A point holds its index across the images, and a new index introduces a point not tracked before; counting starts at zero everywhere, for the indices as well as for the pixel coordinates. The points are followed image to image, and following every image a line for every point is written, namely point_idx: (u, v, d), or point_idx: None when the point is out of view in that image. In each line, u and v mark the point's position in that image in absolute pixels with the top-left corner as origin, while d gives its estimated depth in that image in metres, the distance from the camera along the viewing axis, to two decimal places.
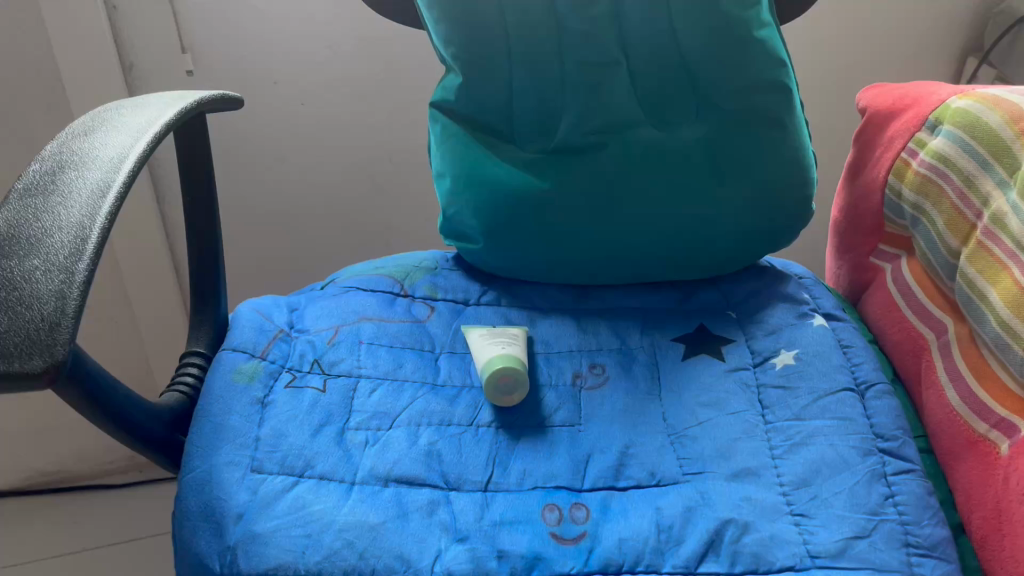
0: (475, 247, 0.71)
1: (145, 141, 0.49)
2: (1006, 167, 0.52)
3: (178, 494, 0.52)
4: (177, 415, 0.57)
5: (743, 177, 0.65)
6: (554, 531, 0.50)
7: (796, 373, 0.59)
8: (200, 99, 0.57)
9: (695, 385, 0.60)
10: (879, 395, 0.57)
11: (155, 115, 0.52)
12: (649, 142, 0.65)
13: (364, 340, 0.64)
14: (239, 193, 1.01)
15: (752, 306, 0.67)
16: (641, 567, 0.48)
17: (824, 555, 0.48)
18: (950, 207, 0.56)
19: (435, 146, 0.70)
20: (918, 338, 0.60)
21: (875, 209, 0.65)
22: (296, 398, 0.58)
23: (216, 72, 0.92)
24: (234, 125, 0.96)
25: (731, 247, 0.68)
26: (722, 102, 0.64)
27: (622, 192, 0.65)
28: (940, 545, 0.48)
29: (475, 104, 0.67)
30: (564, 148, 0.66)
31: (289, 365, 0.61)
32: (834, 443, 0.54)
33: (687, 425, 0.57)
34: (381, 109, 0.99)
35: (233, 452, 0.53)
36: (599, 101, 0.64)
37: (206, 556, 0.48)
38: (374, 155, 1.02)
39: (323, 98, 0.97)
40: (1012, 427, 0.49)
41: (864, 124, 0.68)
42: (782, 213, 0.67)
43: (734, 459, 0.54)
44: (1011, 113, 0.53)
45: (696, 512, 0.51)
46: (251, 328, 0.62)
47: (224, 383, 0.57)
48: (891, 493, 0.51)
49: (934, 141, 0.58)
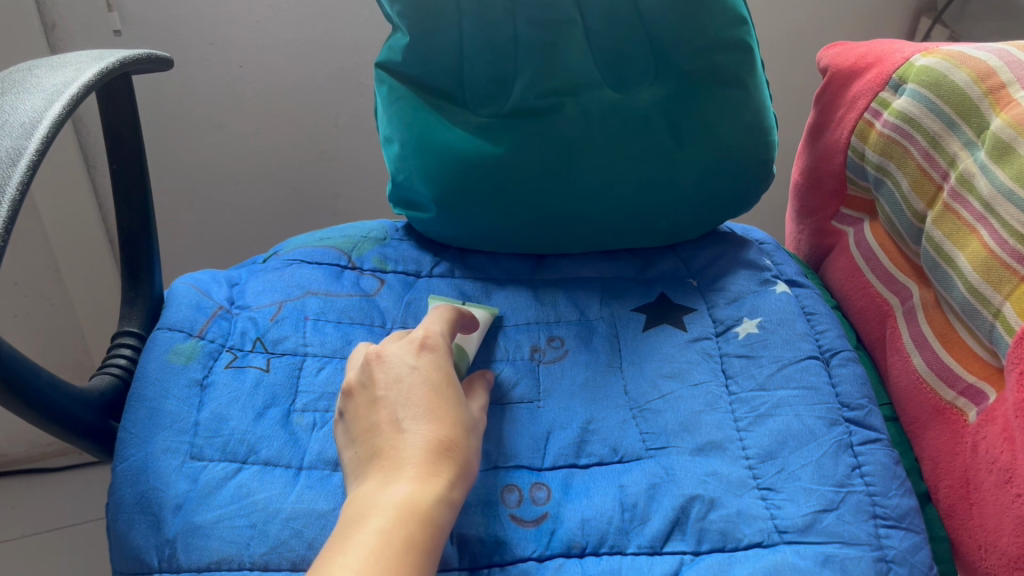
0: (427, 216, 0.68)
1: (61, 104, 0.44)
2: (973, 127, 0.51)
3: (111, 485, 0.48)
4: (109, 401, 0.53)
5: (704, 139, 0.63)
6: (514, 513, 0.48)
7: (759, 341, 0.58)
8: (122, 59, 0.52)
9: (657, 356, 0.58)
10: (844, 363, 0.56)
11: (72, 76, 0.48)
12: (607, 103, 0.62)
13: (310, 316, 0.60)
14: (176, 161, 0.95)
15: (713, 273, 0.65)
16: (605, 549, 0.46)
17: (792, 529, 0.46)
18: (915, 169, 0.55)
19: (381, 108, 0.67)
20: (882, 304, 0.59)
21: (838, 171, 0.64)
22: (237, 379, 0.54)
23: (146, 32, 0.86)
24: (167, 88, 0.90)
25: (692, 212, 0.66)
26: (680, 62, 0.61)
27: (580, 157, 0.62)
28: (908, 515, 0.47)
29: (423, 65, 0.63)
30: (518, 111, 0.62)
31: (229, 344, 0.57)
32: (800, 413, 0.52)
33: (650, 398, 0.55)
34: (324, 71, 0.94)
35: (170, 438, 0.50)
36: (554, 61, 0.61)
37: (143, 550, 0.45)
38: (318, 120, 0.98)
39: (262, 61, 0.91)
40: (980, 393, 0.48)
41: (825, 83, 0.66)
42: (746, 175, 0.65)
43: (697, 433, 0.52)
44: (978, 71, 0.51)
45: (661, 489, 0.49)
46: (187, 305, 0.59)
47: (159, 364, 0.53)
48: (857, 464, 0.49)
49: (897, 101, 0.57)
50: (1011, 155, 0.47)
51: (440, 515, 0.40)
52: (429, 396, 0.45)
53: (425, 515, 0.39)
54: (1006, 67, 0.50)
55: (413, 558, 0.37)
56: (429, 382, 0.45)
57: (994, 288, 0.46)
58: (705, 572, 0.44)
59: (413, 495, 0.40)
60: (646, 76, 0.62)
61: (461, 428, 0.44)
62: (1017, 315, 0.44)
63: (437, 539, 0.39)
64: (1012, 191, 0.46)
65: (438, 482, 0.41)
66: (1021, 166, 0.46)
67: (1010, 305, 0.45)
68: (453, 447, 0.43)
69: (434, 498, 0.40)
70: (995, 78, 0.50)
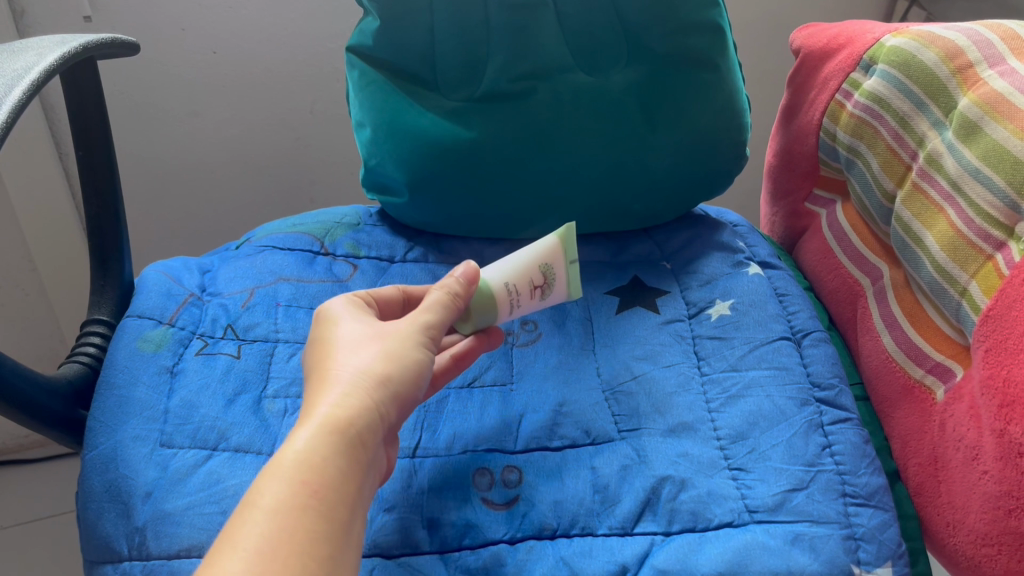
0: (399, 200, 0.68)
1: (21, 88, 0.43)
2: (941, 106, 0.51)
3: (80, 474, 0.48)
4: (78, 389, 0.53)
5: (676, 122, 0.63)
6: (485, 496, 0.48)
7: (731, 323, 0.58)
8: (86, 44, 0.52)
9: (630, 339, 0.58)
10: (815, 343, 0.56)
11: (34, 61, 0.47)
12: (580, 87, 0.61)
13: (282, 302, 0.60)
14: (149, 148, 0.93)
15: (686, 256, 0.65)
16: (576, 530, 0.46)
17: (762, 509, 0.46)
18: (885, 149, 0.55)
19: (353, 93, 0.66)
20: (854, 285, 0.59)
21: (810, 153, 0.64)
22: (207, 366, 0.54)
23: (116, 16, 0.84)
24: (139, 76, 0.88)
25: (665, 195, 0.66)
26: (653, 45, 0.61)
27: (552, 139, 0.62)
28: (877, 493, 0.48)
29: (394, 50, 0.62)
30: (490, 95, 0.62)
31: (200, 332, 0.57)
32: (771, 394, 0.52)
33: (622, 380, 0.55)
34: (299, 56, 0.92)
35: (140, 426, 0.49)
36: (526, 44, 0.61)
37: (113, 539, 0.45)
38: (294, 107, 0.96)
39: (236, 46, 0.89)
40: (948, 372, 0.48)
41: (798, 64, 0.66)
42: (718, 157, 0.65)
43: (669, 415, 0.52)
44: (946, 51, 0.51)
45: (632, 471, 0.49)
46: (157, 293, 0.58)
47: (128, 352, 0.53)
48: (827, 443, 0.50)
49: (867, 81, 0.57)
50: (978, 134, 0.47)
51: (332, 453, 0.35)
52: (318, 354, 0.42)
53: (303, 461, 0.34)
54: (974, 46, 0.50)
55: (300, 511, 0.32)
56: (325, 334, 0.44)
57: (961, 267, 0.47)
58: (675, 551, 0.44)
59: (301, 441, 0.35)
60: (618, 59, 0.62)
61: (350, 355, 0.41)
62: (983, 294, 0.45)
63: (331, 478, 0.34)
64: (978, 169, 0.46)
65: (316, 422, 0.36)
66: (987, 144, 0.46)
67: (977, 284, 0.45)
68: (332, 384, 0.38)
69: (319, 440, 0.35)
70: (964, 57, 0.50)
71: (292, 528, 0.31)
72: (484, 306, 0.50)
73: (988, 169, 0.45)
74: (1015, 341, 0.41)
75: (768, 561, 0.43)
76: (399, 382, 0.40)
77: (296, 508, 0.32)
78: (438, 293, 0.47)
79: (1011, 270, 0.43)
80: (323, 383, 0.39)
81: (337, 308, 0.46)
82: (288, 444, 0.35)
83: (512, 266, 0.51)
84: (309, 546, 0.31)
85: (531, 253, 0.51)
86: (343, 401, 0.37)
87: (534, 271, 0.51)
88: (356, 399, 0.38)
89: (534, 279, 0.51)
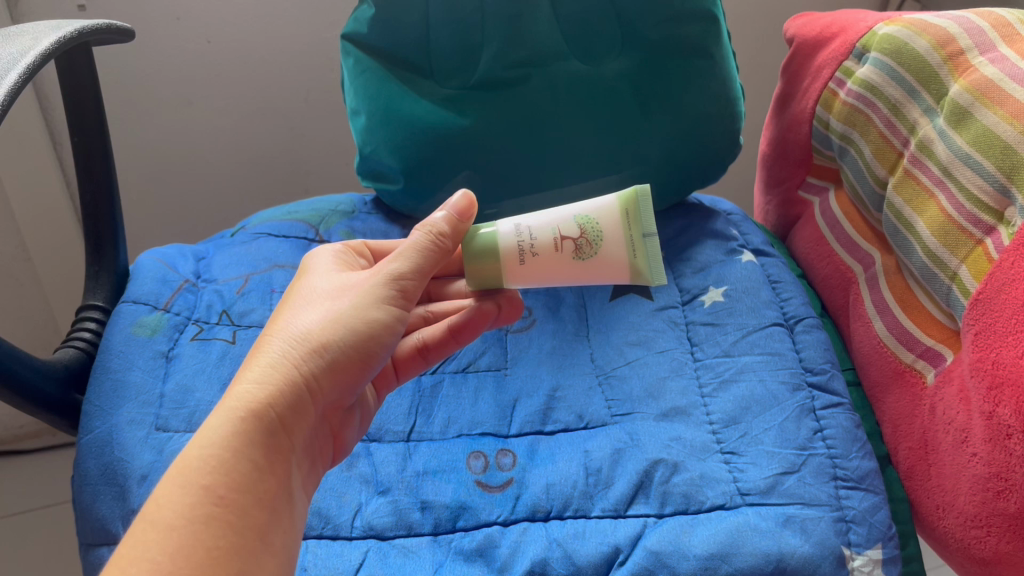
0: (395, 188, 0.68)
1: (18, 72, 0.44)
2: (933, 94, 0.51)
3: (76, 457, 0.48)
4: (74, 373, 0.53)
5: (670, 110, 0.63)
6: (479, 479, 0.48)
7: (725, 309, 0.58)
8: (80, 30, 0.52)
9: (624, 324, 0.59)
10: (807, 329, 0.56)
11: (28, 45, 0.47)
12: (574, 75, 0.61)
13: (277, 289, 0.60)
14: (142, 136, 0.93)
15: (680, 243, 0.66)
16: (569, 512, 0.46)
17: (754, 492, 0.47)
18: (877, 136, 0.55)
19: (348, 80, 0.66)
20: (846, 272, 0.60)
21: (803, 141, 0.64)
22: (203, 351, 0.54)
23: (109, 5, 0.83)
24: (133, 66, 0.88)
25: (659, 182, 0.67)
26: (647, 33, 0.61)
27: (547, 127, 0.62)
28: (868, 476, 0.48)
29: (389, 37, 0.62)
30: (486, 82, 0.62)
31: (195, 317, 0.57)
32: (764, 378, 0.53)
33: (615, 365, 0.56)
34: (294, 47, 0.91)
35: (136, 410, 0.50)
36: (521, 31, 0.60)
37: (109, 521, 0.45)
38: (289, 97, 0.95)
39: (230, 36, 0.88)
40: (938, 356, 0.48)
41: (792, 53, 0.66)
42: (712, 145, 0.65)
43: (662, 399, 0.53)
44: (939, 38, 0.51)
45: (625, 454, 0.49)
46: (152, 279, 0.58)
47: (124, 337, 0.53)
48: (819, 427, 0.50)
49: (860, 69, 0.57)
50: (968, 120, 0.47)
51: (241, 446, 0.33)
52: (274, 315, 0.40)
53: (212, 457, 0.32)
54: (966, 33, 0.50)
55: (203, 523, 0.31)
56: (289, 292, 0.42)
57: (951, 252, 0.47)
58: (668, 533, 0.45)
59: (211, 432, 0.33)
60: (613, 46, 0.62)
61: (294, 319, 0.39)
62: (974, 277, 0.45)
63: (237, 479, 0.33)
64: (968, 155, 0.46)
65: (234, 407, 0.34)
66: (978, 130, 0.46)
67: (967, 268, 0.46)
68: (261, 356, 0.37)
69: (232, 432, 0.33)
70: (955, 44, 0.50)
71: (193, 544, 0.30)
72: (490, 257, 0.44)
73: (978, 155, 0.46)
74: (1005, 325, 0.41)
75: (759, 543, 0.44)
76: (341, 350, 0.38)
77: (200, 520, 0.31)
78: (417, 235, 0.41)
79: (1000, 254, 0.43)
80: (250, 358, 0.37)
81: (316, 267, 0.43)
82: (199, 435, 0.33)
83: (545, 219, 0.44)
84: (216, 563, 0.30)
85: (576, 208, 0.44)
86: (264, 378, 0.36)
87: (574, 224, 0.44)
88: (278, 377, 0.36)
89: (568, 233, 0.44)
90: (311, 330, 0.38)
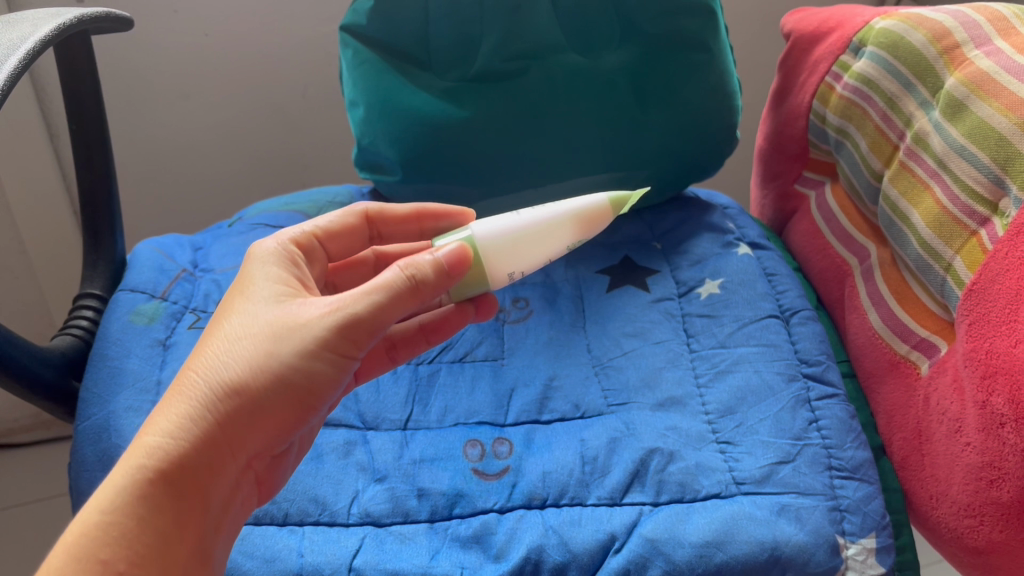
0: (392, 179, 0.68)
1: (18, 57, 0.44)
2: (929, 87, 0.51)
3: (74, 444, 0.48)
4: (72, 361, 0.53)
5: (667, 103, 0.63)
6: (476, 467, 0.48)
7: (721, 301, 0.58)
8: (79, 17, 0.52)
9: (620, 316, 0.59)
10: (803, 322, 0.57)
11: (28, 32, 0.47)
12: (572, 68, 0.61)
13: None
14: (139, 127, 0.92)
15: (677, 236, 0.66)
16: (565, 500, 0.47)
17: (749, 481, 0.47)
18: (873, 130, 0.55)
19: (346, 72, 0.66)
20: (842, 265, 0.60)
21: (800, 135, 0.64)
22: (200, 339, 0.54)
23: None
24: (131, 58, 0.87)
25: (656, 175, 0.67)
26: (644, 27, 0.61)
27: (545, 120, 0.63)
28: (863, 466, 0.48)
29: (388, 28, 0.62)
30: (485, 74, 0.62)
31: (193, 306, 0.57)
32: (759, 369, 0.53)
33: (612, 355, 0.56)
34: (292, 40, 0.91)
35: (133, 397, 0.50)
36: (519, 24, 0.60)
37: None
38: (286, 90, 0.95)
39: (228, 28, 0.88)
40: (933, 347, 0.49)
41: (789, 47, 0.66)
42: (709, 139, 0.66)
43: (658, 389, 0.53)
44: (934, 32, 0.51)
45: (621, 443, 0.49)
46: (150, 268, 0.58)
47: (122, 325, 0.53)
48: (815, 418, 0.50)
49: (857, 64, 0.57)
50: (963, 112, 0.47)
51: (138, 516, 0.33)
52: (204, 340, 0.38)
53: (105, 528, 0.32)
54: (961, 27, 0.50)
55: None
56: (224, 312, 0.39)
57: (946, 243, 0.47)
58: (664, 521, 0.45)
59: (110, 498, 0.33)
60: (611, 40, 0.62)
61: (221, 356, 0.36)
62: (968, 269, 0.45)
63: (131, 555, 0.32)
64: (964, 147, 0.47)
65: (136, 469, 0.34)
66: (973, 122, 0.46)
67: (961, 259, 0.46)
68: (174, 403, 0.35)
69: (130, 502, 0.33)
70: (950, 38, 0.50)
71: None
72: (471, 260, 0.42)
73: (973, 146, 0.46)
74: (998, 314, 0.42)
75: (754, 531, 0.44)
76: (264, 401, 0.36)
77: None
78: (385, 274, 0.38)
79: (994, 245, 0.43)
80: (172, 399, 0.36)
81: (261, 279, 0.40)
82: (97, 500, 0.33)
83: (539, 246, 0.43)
84: None
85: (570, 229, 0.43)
86: (173, 436, 0.35)
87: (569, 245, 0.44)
88: (188, 435, 0.35)
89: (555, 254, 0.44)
90: (237, 377, 0.36)
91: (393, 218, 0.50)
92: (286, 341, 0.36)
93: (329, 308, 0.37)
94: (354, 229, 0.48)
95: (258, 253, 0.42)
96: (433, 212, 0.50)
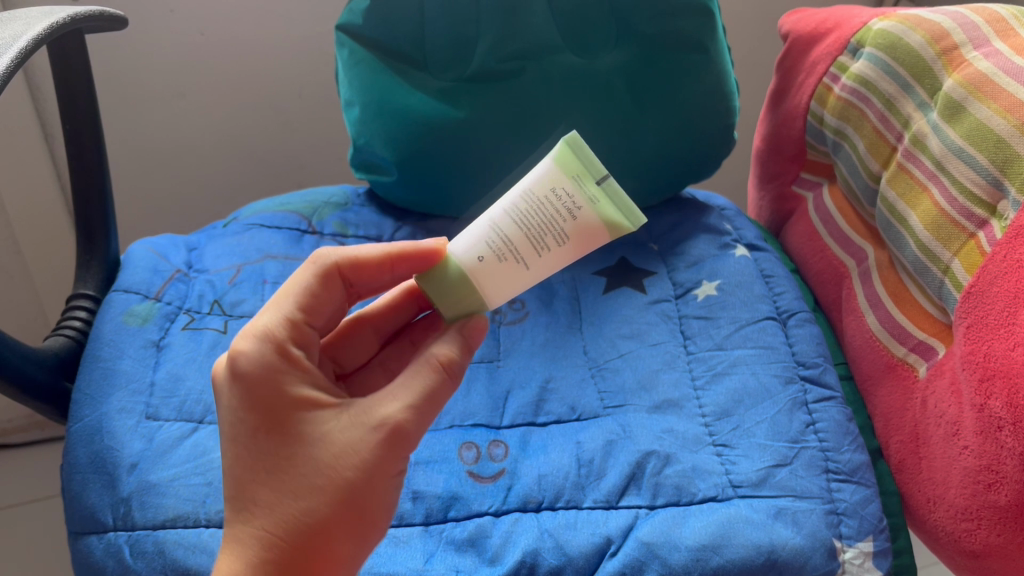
0: (388, 179, 0.68)
1: (10, 55, 0.43)
2: (927, 88, 0.51)
3: (66, 446, 0.48)
4: (65, 362, 0.53)
5: (664, 104, 0.63)
6: (471, 470, 0.48)
7: (718, 303, 0.58)
8: (73, 16, 0.51)
9: (617, 317, 0.59)
10: (800, 323, 0.56)
11: (21, 30, 0.47)
12: (569, 69, 0.61)
13: (269, 279, 0.60)
14: (134, 127, 0.92)
15: (674, 238, 0.66)
16: (561, 503, 0.46)
17: (746, 484, 0.47)
18: (871, 131, 0.55)
19: (342, 71, 0.66)
20: (839, 267, 0.60)
21: (798, 136, 0.64)
22: (194, 340, 0.54)
23: None
24: (126, 57, 0.87)
25: (653, 177, 0.67)
26: (641, 27, 0.61)
27: (542, 120, 0.63)
28: (860, 469, 0.48)
29: (384, 28, 0.62)
30: (481, 74, 0.62)
31: (187, 307, 0.57)
32: (756, 372, 0.53)
33: (608, 357, 0.56)
34: (288, 39, 0.91)
35: (126, 399, 0.49)
36: (515, 24, 0.60)
37: (98, 510, 0.45)
38: (282, 90, 0.94)
39: (224, 28, 0.88)
40: (930, 350, 0.48)
41: (786, 48, 0.66)
42: (706, 140, 0.66)
43: (654, 392, 0.53)
44: (932, 33, 0.51)
45: (617, 445, 0.49)
46: (144, 268, 0.58)
47: (115, 326, 0.53)
48: (812, 421, 0.50)
49: (855, 65, 0.57)
50: (962, 114, 0.47)
51: None
52: (244, 476, 0.36)
53: None
54: (959, 28, 0.50)
55: None
56: (249, 443, 0.36)
57: (944, 245, 0.47)
58: (660, 524, 0.45)
59: None
60: (608, 40, 0.61)
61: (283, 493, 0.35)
62: (966, 271, 0.45)
63: None
64: (962, 149, 0.46)
65: None
66: (972, 124, 0.46)
67: (959, 262, 0.46)
68: (254, 554, 0.34)
69: None
70: (949, 39, 0.50)
71: None
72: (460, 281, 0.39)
73: (971, 148, 0.46)
74: (996, 317, 0.42)
75: (751, 534, 0.44)
76: (344, 526, 0.35)
77: None
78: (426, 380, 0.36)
79: (992, 247, 0.43)
80: (242, 557, 0.34)
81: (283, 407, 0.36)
82: None
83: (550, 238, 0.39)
84: None
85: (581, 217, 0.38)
86: None
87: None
88: None
89: None
90: (312, 522, 0.35)
91: (363, 268, 0.40)
92: (346, 466, 0.35)
93: (375, 428, 0.36)
94: (329, 289, 0.39)
95: (250, 368, 0.36)
96: (412, 255, 0.39)
